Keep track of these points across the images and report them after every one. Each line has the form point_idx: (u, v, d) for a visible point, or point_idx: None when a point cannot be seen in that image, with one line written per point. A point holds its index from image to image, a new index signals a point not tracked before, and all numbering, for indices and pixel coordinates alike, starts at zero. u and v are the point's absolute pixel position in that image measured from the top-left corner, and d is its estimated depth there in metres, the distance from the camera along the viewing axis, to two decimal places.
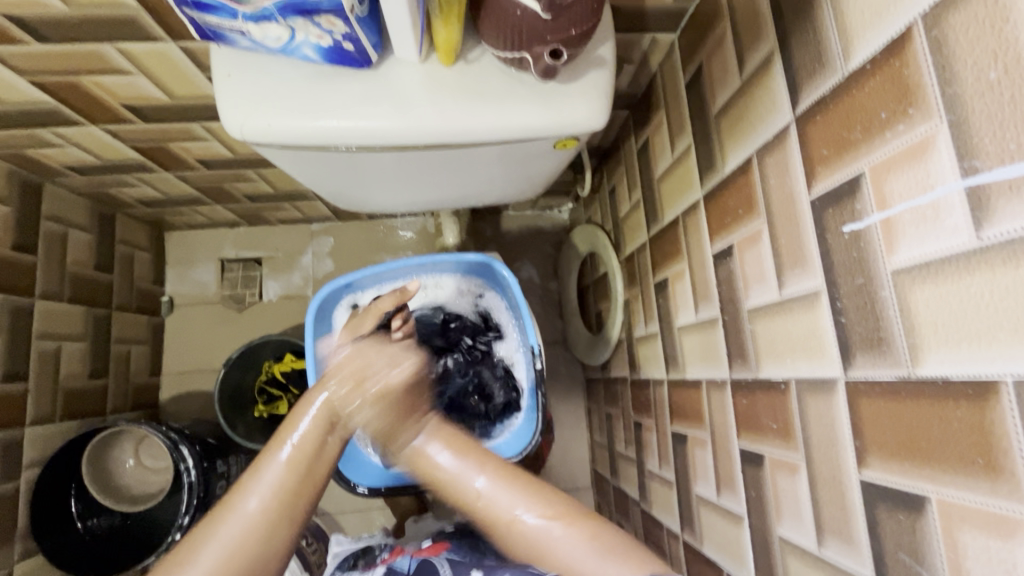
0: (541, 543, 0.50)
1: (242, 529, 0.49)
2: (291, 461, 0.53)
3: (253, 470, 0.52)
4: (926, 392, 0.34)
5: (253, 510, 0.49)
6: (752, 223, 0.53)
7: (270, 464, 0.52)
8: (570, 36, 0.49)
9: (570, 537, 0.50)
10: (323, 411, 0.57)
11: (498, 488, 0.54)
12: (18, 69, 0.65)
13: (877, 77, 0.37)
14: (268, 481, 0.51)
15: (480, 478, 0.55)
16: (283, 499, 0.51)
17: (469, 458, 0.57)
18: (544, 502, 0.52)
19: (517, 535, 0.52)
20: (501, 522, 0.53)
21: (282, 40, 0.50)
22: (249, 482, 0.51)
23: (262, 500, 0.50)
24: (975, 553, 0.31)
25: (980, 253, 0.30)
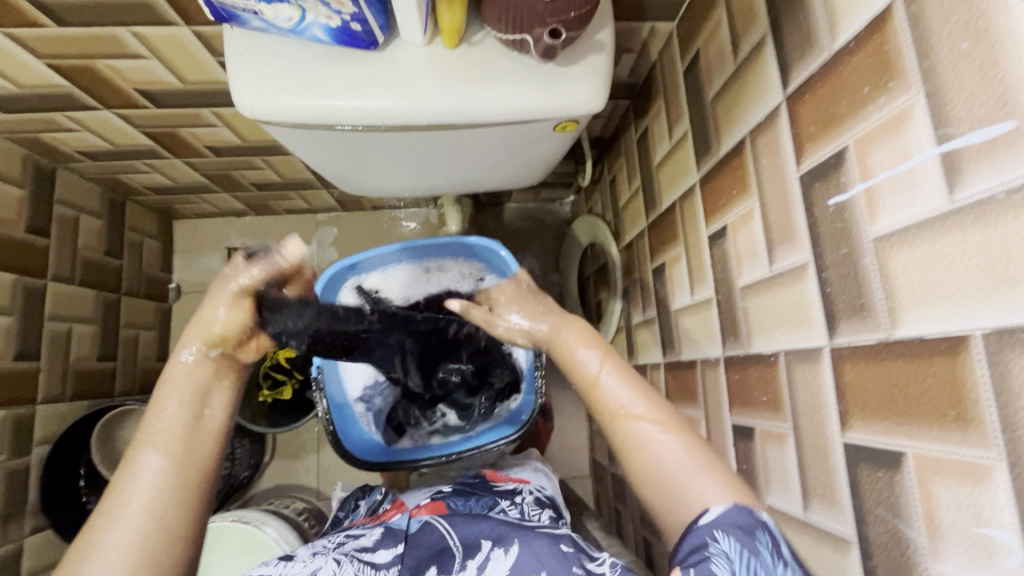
0: (641, 442, 0.46)
1: (131, 530, 0.41)
2: (167, 448, 0.45)
3: (122, 471, 0.44)
4: (903, 352, 0.36)
5: (139, 510, 0.42)
6: (745, 202, 0.54)
7: (146, 461, 0.44)
8: (569, 19, 0.51)
9: (674, 444, 0.45)
10: (188, 384, 0.49)
11: (617, 382, 0.50)
12: (36, 52, 0.68)
13: (861, 53, 0.39)
14: (144, 475, 0.43)
15: (603, 367, 0.52)
16: (172, 491, 0.44)
17: (599, 347, 0.54)
18: (658, 405, 0.48)
19: (621, 433, 0.48)
20: (613, 412, 0.49)
21: (293, 20, 0.52)
22: (120, 485, 0.43)
23: (146, 499, 0.42)
24: (947, 502, 0.33)
25: (953, 214, 0.32)
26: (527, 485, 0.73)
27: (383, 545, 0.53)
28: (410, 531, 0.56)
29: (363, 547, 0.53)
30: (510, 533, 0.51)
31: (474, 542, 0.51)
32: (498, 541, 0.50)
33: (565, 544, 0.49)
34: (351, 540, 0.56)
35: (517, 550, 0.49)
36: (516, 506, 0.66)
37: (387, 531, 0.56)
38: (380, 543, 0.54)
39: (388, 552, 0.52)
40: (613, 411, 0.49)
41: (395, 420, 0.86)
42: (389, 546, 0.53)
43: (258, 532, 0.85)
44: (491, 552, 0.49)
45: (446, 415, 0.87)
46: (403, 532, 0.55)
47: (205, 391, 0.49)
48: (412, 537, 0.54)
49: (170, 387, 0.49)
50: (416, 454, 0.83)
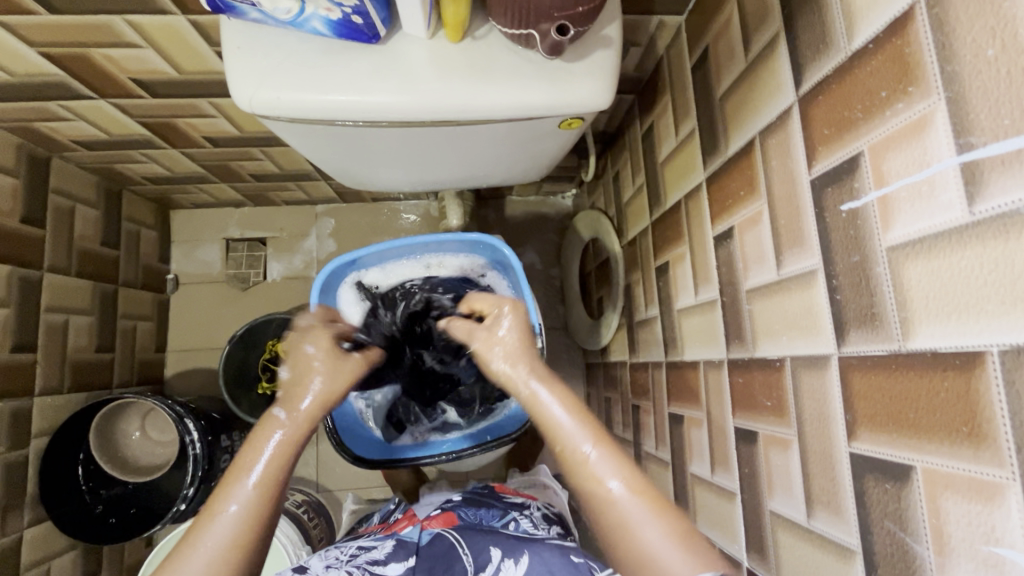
0: (629, 523, 0.46)
1: (213, 559, 0.44)
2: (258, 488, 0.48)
3: (209, 509, 0.47)
4: (914, 364, 0.35)
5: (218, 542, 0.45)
6: (754, 204, 0.53)
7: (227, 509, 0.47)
8: (577, 14, 0.50)
9: (656, 529, 0.45)
10: (290, 436, 0.53)
11: (607, 461, 0.49)
12: (29, 40, 0.66)
13: (879, 55, 0.38)
14: (223, 526, 0.46)
15: (592, 448, 0.49)
16: (245, 532, 0.46)
17: (587, 424, 0.51)
18: (641, 486, 0.47)
19: (613, 512, 0.47)
20: (601, 494, 0.48)
21: (292, 12, 0.51)
22: (205, 526, 0.46)
23: (230, 530, 0.46)
24: (957, 518, 0.33)
25: (972, 227, 0.31)
26: (536, 501, 0.74)
27: (395, 558, 0.55)
28: (422, 542, 0.57)
29: (375, 560, 0.54)
30: (520, 546, 0.54)
31: (485, 553, 0.53)
32: (508, 553, 0.53)
33: (576, 555, 0.53)
34: (364, 552, 0.57)
35: (527, 560, 0.52)
36: (526, 517, 0.67)
37: (399, 543, 0.58)
38: (392, 555, 0.55)
39: (400, 565, 0.54)
40: (601, 491, 0.48)
41: (395, 417, 0.87)
42: (402, 558, 0.55)
43: None
44: (501, 563, 0.52)
45: (447, 412, 0.89)
46: (415, 544, 0.57)
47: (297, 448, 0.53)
48: (424, 548, 0.56)
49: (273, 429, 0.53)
50: (417, 451, 0.83)
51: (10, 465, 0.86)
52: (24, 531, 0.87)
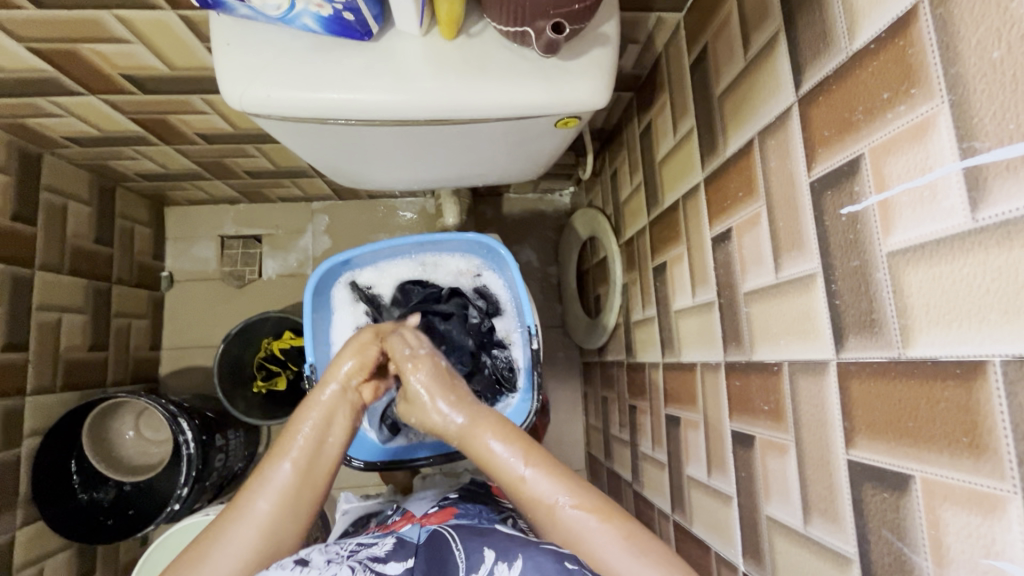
0: (579, 534, 0.50)
1: (270, 512, 0.52)
2: (297, 464, 0.55)
3: (259, 476, 0.54)
4: (915, 372, 0.35)
5: (263, 513, 0.52)
6: (752, 205, 0.52)
7: (276, 472, 0.54)
8: (573, 11, 0.49)
9: (605, 536, 0.49)
10: (322, 414, 0.59)
11: (545, 479, 0.52)
12: (16, 35, 0.65)
13: (881, 56, 0.37)
14: (276, 486, 0.53)
15: (528, 468, 0.53)
16: (288, 501, 0.53)
17: (517, 444, 0.55)
18: (584, 497, 0.52)
19: (560, 528, 0.51)
20: (543, 510, 0.52)
21: (282, 8, 0.50)
22: (257, 487, 0.53)
23: (272, 504, 0.52)
24: (956, 529, 0.32)
25: (975, 234, 0.31)
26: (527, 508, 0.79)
27: (395, 556, 0.51)
28: (420, 541, 0.55)
29: (375, 556, 0.51)
30: (514, 548, 0.50)
31: (477, 555, 0.50)
32: (501, 555, 0.49)
33: (571, 560, 0.47)
34: (361, 548, 0.53)
35: (521, 564, 0.47)
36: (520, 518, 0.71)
37: (398, 543, 0.54)
38: (392, 553, 0.52)
39: (399, 564, 0.50)
40: (542, 502, 0.52)
41: (390, 418, 0.85)
42: (401, 558, 0.51)
43: None
44: (495, 566, 0.49)
45: None
46: (415, 545, 0.53)
47: (330, 421, 0.59)
48: (422, 550, 0.52)
49: (308, 409, 0.59)
50: (412, 452, 0.84)
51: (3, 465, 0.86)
52: (17, 531, 0.87)
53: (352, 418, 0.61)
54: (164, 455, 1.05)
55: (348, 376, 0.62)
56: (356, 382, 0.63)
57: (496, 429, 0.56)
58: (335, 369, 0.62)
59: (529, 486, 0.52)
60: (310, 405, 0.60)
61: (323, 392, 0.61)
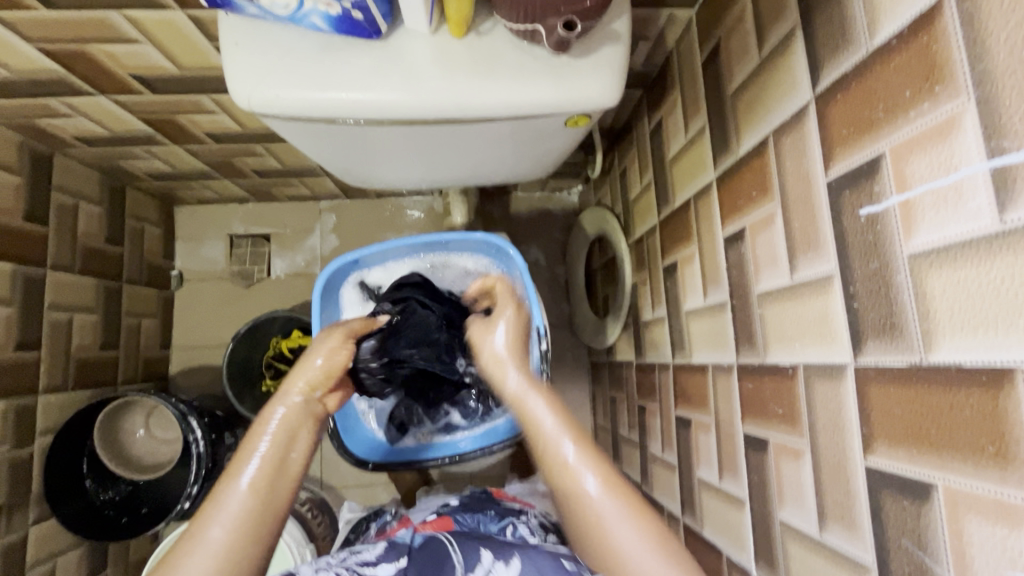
0: (601, 518, 0.50)
1: (225, 539, 0.47)
2: (254, 484, 0.51)
3: (213, 500, 0.50)
4: (938, 378, 0.34)
5: (216, 542, 0.47)
6: (767, 205, 0.51)
7: (231, 493, 0.50)
8: (584, 8, 0.48)
9: (632, 530, 0.49)
10: (282, 427, 0.56)
11: (583, 459, 0.53)
12: (26, 36, 0.65)
13: (904, 52, 0.36)
14: (231, 510, 0.49)
15: (571, 445, 0.54)
16: (245, 525, 0.49)
17: (569, 427, 0.56)
18: (614, 486, 0.52)
19: (587, 506, 0.51)
20: (576, 485, 0.52)
21: (290, 7, 0.49)
22: (211, 512, 0.49)
23: (227, 530, 0.48)
24: (981, 541, 0.31)
25: (1002, 236, 0.30)
26: (534, 509, 0.76)
27: (387, 559, 0.55)
28: (414, 544, 0.57)
29: (365, 561, 0.55)
30: (510, 548, 0.53)
31: (474, 555, 0.52)
32: (499, 554, 0.52)
33: (567, 560, 0.52)
34: (354, 554, 0.56)
35: (518, 564, 0.51)
36: (523, 522, 0.69)
37: (391, 545, 0.57)
38: (382, 556, 0.56)
39: (391, 566, 0.54)
40: (576, 475, 0.52)
41: (397, 418, 0.85)
42: (392, 560, 0.55)
43: None
44: (492, 566, 0.51)
45: (450, 414, 0.87)
46: (407, 547, 0.57)
47: (292, 434, 0.56)
48: (417, 551, 0.56)
49: (266, 423, 0.56)
50: (419, 453, 0.84)
51: (16, 463, 0.86)
52: (30, 528, 0.87)
53: (313, 431, 0.58)
54: (174, 453, 1.05)
55: (308, 387, 0.61)
56: (320, 393, 0.62)
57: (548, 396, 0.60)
58: (298, 377, 0.61)
59: (569, 459, 0.53)
60: (268, 418, 0.57)
61: (285, 403, 0.59)
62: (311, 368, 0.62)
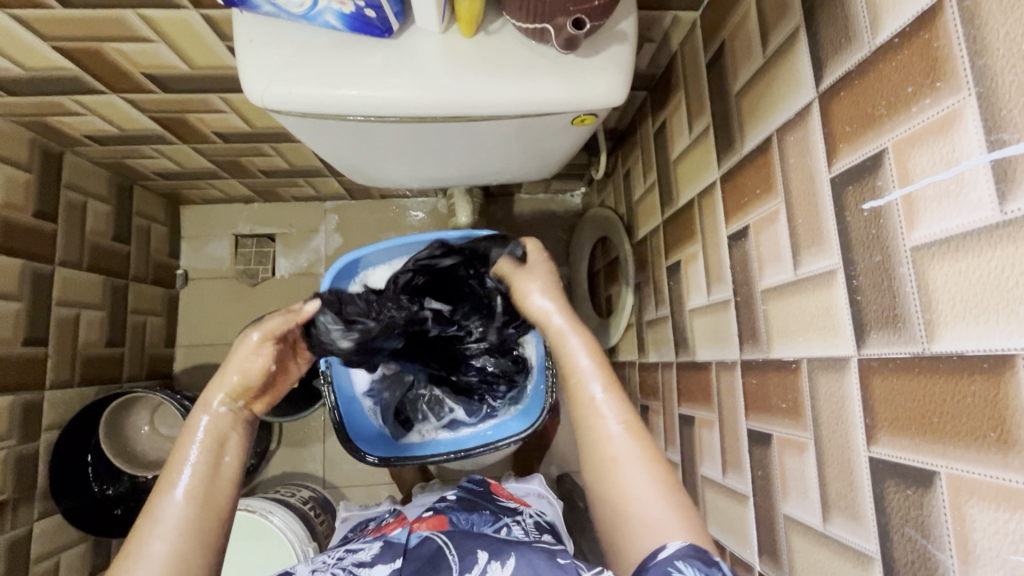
0: (614, 458, 0.52)
1: (165, 554, 0.45)
2: (189, 494, 0.49)
3: (146, 515, 0.48)
4: (941, 367, 0.34)
5: (157, 558, 0.45)
6: (770, 202, 0.52)
7: (167, 505, 0.48)
8: (592, 8, 0.49)
9: (644, 474, 0.50)
10: (209, 437, 0.53)
11: (611, 403, 0.54)
12: (42, 33, 0.66)
13: (905, 50, 0.37)
14: (168, 521, 0.47)
15: (601, 391, 0.55)
16: (190, 534, 0.47)
17: (603, 369, 0.57)
18: (635, 431, 0.53)
19: (606, 445, 0.52)
20: (582, 392, 0.56)
21: (304, 6, 0.50)
22: (147, 526, 0.47)
23: (169, 544, 0.46)
24: (983, 526, 0.32)
25: (1003, 226, 0.30)
26: (529, 509, 0.77)
27: (381, 560, 0.55)
28: (410, 544, 0.57)
29: (361, 562, 0.56)
30: (507, 547, 0.52)
31: (471, 557, 0.52)
32: (494, 555, 0.51)
33: (563, 557, 0.50)
34: (350, 554, 0.58)
35: (513, 563, 0.49)
36: (518, 523, 0.70)
37: (386, 545, 0.58)
38: (378, 557, 0.56)
39: (386, 565, 0.54)
40: (598, 421, 0.54)
41: (402, 414, 0.87)
42: (388, 560, 0.55)
43: (264, 521, 0.89)
44: (487, 565, 0.50)
45: (454, 410, 0.89)
46: (403, 546, 0.57)
47: (223, 440, 0.54)
48: (411, 550, 0.56)
49: (190, 435, 0.53)
50: (425, 448, 0.85)
51: (22, 458, 0.87)
52: (35, 523, 0.88)
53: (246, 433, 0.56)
54: None
55: (232, 397, 0.56)
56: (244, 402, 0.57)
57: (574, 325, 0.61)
58: (218, 385, 0.56)
59: (581, 384, 0.56)
60: (191, 428, 0.54)
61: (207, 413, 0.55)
62: (235, 371, 0.57)
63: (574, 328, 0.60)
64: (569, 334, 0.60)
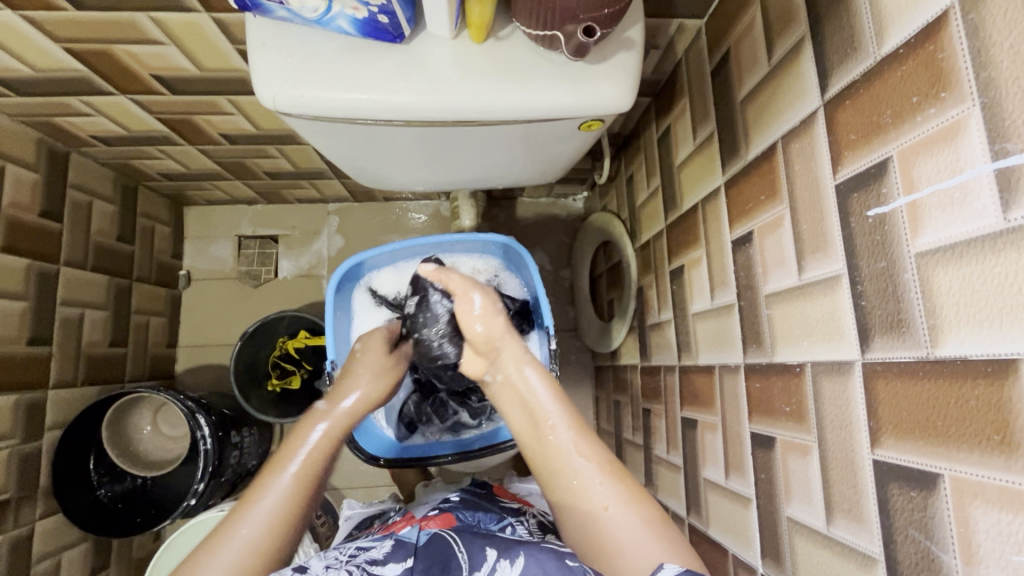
0: (592, 514, 0.51)
1: (261, 529, 0.51)
2: (299, 475, 0.56)
3: (256, 489, 0.55)
4: (943, 371, 0.35)
5: (257, 528, 0.51)
6: (775, 208, 0.53)
7: (275, 486, 0.55)
8: (603, 16, 0.49)
9: (634, 517, 0.50)
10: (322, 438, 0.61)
11: (581, 448, 0.55)
12: (53, 35, 0.66)
13: (910, 61, 0.37)
14: (272, 500, 0.54)
15: (569, 432, 0.57)
16: (285, 515, 0.53)
17: (567, 413, 0.59)
18: (611, 474, 0.53)
19: (586, 497, 0.52)
20: (555, 441, 0.57)
21: (318, 11, 0.51)
22: (254, 499, 0.54)
23: (268, 517, 0.52)
24: (986, 527, 0.33)
25: (1006, 234, 0.31)
26: (532, 510, 0.77)
27: (393, 558, 0.55)
28: (420, 543, 0.57)
29: (374, 560, 0.55)
30: (515, 548, 0.54)
31: (480, 554, 0.54)
32: (503, 553, 0.53)
33: (571, 559, 0.52)
34: (363, 552, 0.58)
35: (523, 561, 0.52)
36: (522, 522, 0.70)
37: (397, 544, 0.58)
38: (390, 555, 0.56)
39: (397, 565, 0.54)
40: (572, 469, 0.54)
41: (406, 417, 0.87)
42: (400, 559, 0.55)
43: None
44: (497, 563, 0.52)
45: (459, 413, 0.89)
46: (413, 545, 0.57)
47: (330, 443, 0.61)
48: (423, 549, 0.56)
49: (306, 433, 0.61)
50: (428, 450, 0.86)
51: (25, 457, 0.87)
52: (37, 522, 0.88)
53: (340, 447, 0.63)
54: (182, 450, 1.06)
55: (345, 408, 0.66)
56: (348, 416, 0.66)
57: (535, 365, 0.65)
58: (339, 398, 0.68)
59: (553, 434, 0.57)
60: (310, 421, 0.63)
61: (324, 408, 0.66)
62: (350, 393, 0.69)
63: (527, 358, 0.65)
64: (525, 367, 0.64)
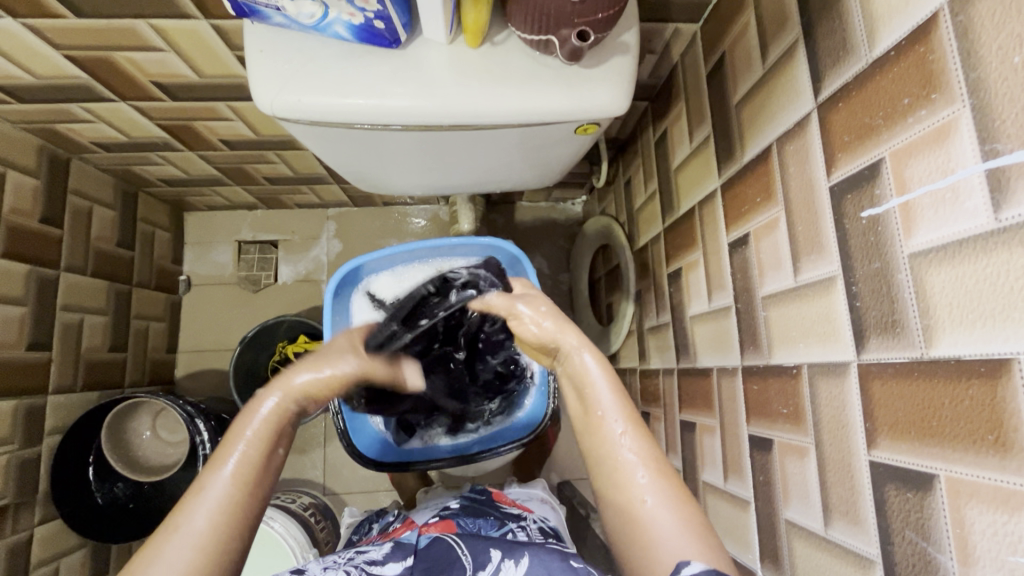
0: (637, 506, 0.47)
1: (207, 529, 0.44)
2: (240, 474, 0.48)
3: (193, 489, 0.47)
4: (937, 372, 0.35)
5: (200, 531, 0.44)
6: (770, 210, 0.53)
7: (214, 481, 0.47)
8: (596, 20, 0.50)
9: (671, 515, 0.45)
10: (267, 422, 0.52)
11: (633, 444, 0.50)
12: (54, 42, 0.67)
13: (901, 62, 0.38)
14: (213, 498, 0.46)
15: (623, 427, 0.51)
16: (232, 513, 0.46)
17: (625, 407, 0.53)
18: (663, 475, 0.48)
19: (624, 492, 0.48)
20: (608, 431, 0.51)
21: (315, 17, 0.51)
22: (191, 501, 0.46)
23: (208, 519, 0.45)
24: (982, 528, 0.33)
25: (998, 234, 0.31)
26: (533, 515, 0.77)
27: (392, 559, 0.57)
28: (420, 545, 0.59)
29: (373, 560, 0.56)
30: (519, 548, 0.54)
31: (484, 555, 0.54)
32: (507, 553, 0.53)
33: (575, 560, 0.52)
34: (362, 554, 0.58)
35: (527, 561, 0.52)
36: (523, 528, 0.70)
37: (396, 546, 0.59)
38: (389, 556, 0.57)
39: (397, 564, 0.55)
40: (620, 464, 0.49)
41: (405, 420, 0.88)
42: (399, 559, 0.57)
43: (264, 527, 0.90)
44: (501, 563, 0.52)
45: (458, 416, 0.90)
46: (412, 546, 0.59)
47: (277, 428, 0.53)
48: (422, 550, 0.57)
49: (249, 419, 0.52)
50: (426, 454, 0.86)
51: (23, 463, 0.86)
52: (35, 528, 0.88)
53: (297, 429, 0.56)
54: (181, 455, 1.05)
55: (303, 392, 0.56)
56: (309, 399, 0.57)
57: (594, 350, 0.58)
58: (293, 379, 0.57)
59: (603, 424, 0.52)
60: (252, 413, 0.53)
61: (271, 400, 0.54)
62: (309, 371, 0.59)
63: (585, 343, 0.59)
64: (585, 353, 0.58)
